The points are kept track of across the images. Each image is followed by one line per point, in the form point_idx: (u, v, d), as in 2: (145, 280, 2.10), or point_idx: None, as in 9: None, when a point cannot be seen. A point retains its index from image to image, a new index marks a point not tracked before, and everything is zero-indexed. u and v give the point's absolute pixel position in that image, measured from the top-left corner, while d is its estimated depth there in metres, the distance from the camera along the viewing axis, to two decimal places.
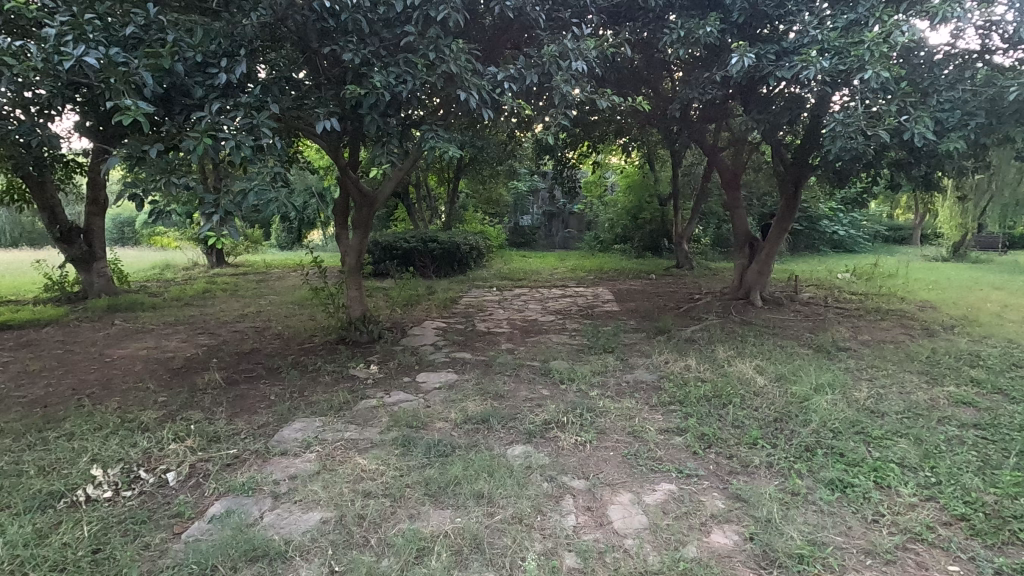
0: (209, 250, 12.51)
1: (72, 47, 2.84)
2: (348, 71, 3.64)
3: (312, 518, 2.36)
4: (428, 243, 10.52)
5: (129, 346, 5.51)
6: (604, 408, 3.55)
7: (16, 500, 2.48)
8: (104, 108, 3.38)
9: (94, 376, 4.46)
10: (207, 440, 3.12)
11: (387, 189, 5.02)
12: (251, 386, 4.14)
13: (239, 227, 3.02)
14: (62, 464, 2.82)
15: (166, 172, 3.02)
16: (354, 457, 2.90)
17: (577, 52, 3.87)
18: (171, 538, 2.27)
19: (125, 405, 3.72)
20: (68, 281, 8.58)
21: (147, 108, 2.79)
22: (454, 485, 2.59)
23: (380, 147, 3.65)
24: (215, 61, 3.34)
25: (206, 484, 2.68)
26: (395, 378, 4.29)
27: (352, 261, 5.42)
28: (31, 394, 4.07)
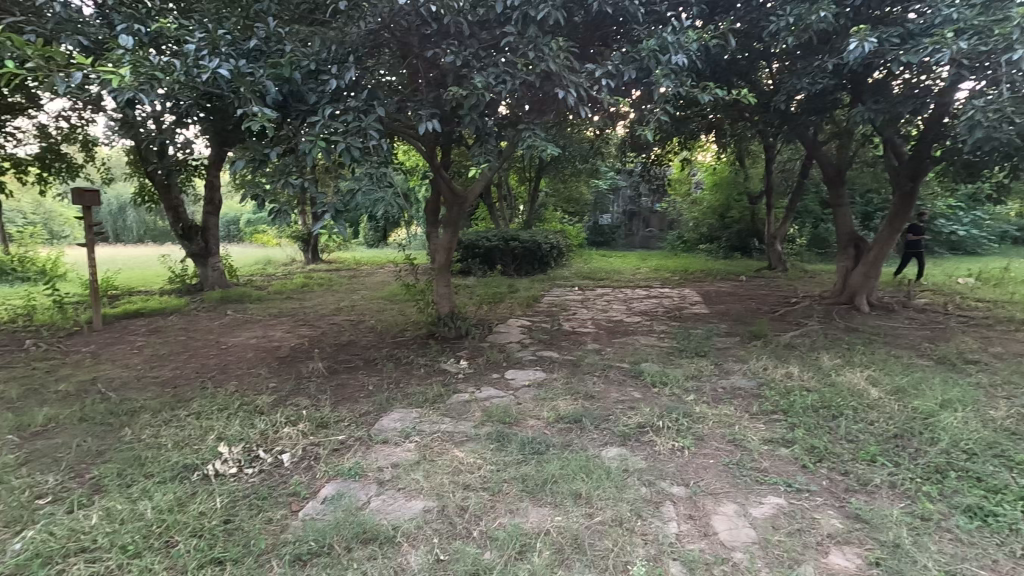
0: (305, 246, 13.34)
1: (208, 61, 3.15)
2: (448, 74, 3.74)
3: (416, 506, 2.44)
4: (510, 242, 10.64)
5: (242, 335, 5.98)
6: (702, 414, 3.42)
7: (159, 469, 2.77)
8: (230, 116, 3.70)
9: (214, 361, 4.89)
10: (316, 425, 3.33)
11: (478, 189, 5.10)
12: (351, 376, 4.38)
13: (347, 225, 3.13)
14: (194, 440, 3.11)
15: (284, 174, 3.24)
16: (452, 450, 2.97)
17: (678, 45, 3.74)
18: (289, 515, 2.43)
19: (242, 389, 4.04)
20: (188, 273, 9.46)
21: (272, 114, 3.01)
22: (551, 483, 2.58)
23: (479, 147, 3.76)
24: (326, 68, 3.52)
25: (317, 466, 2.86)
26: (485, 374, 4.36)
27: (442, 259, 5.55)
28: (163, 375, 4.52)
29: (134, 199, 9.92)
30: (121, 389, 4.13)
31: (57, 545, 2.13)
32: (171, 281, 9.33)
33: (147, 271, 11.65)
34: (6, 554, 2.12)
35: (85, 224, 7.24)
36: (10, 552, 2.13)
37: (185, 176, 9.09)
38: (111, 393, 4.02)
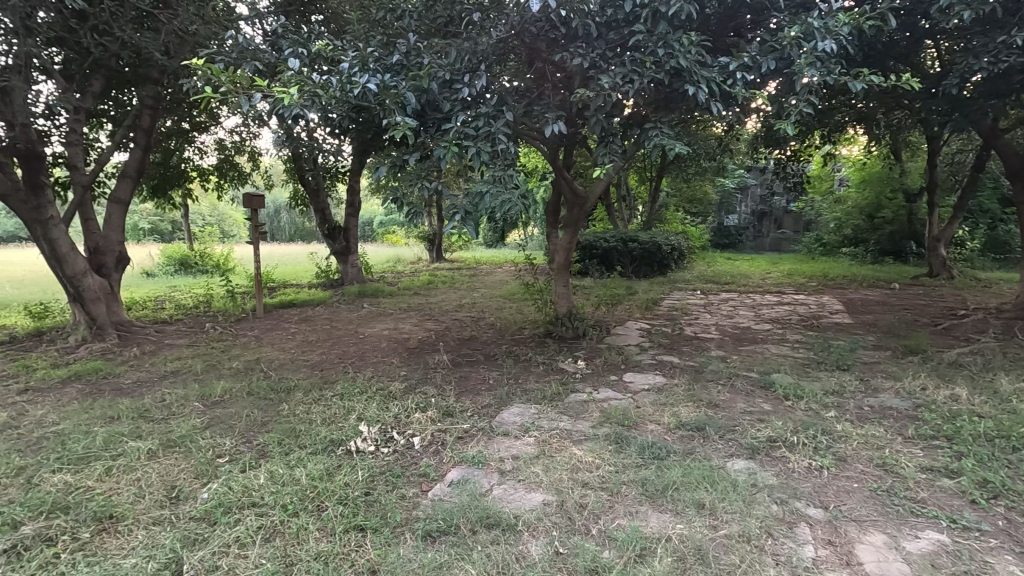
0: (431, 245, 14.17)
1: (360, 76, 3.50)
2: (574, 77, 3.78)
3: (535, 498, 2.51)
4: (628, 243, 10.46)
5: (376, 326, 6.53)
6: (844, 433, 3.12)
7: (312, 441, 3.13)
8: (375, 127, 4.07)
9: (353, 349, 5.40)
10: (443, 413, 3.54)
11: (599, 190, 5.07)
12: (473, 369, 4.60)
13: (476, 225, 3.31)
14: (338, 418, 3.47)
15: (420, 177, 3.52)
16: (570, 447, 3.01)
17: (825, 30, 3.44)
18: (420, 494, 2.62)
19: (378, 375, 4.42)
20: (331, 269, 10.49)
21: (413, 123, 3.27)
22: (672, 490, 2.52)
23: (604, 148, 3.75)
24: (459, 77, 3.72)
25: (444, 451, 3.05)
26: (603, 375, 4.35)
27: (561, 259, 5.60)
28: (313, 359, 5.09)
29: (289, 203, 11.20)
30: (280, 369, 4.72)
31: (234, 497, 2.50)
32: (318, 276, 10.40)
33: (298, 266, 13.09)
34: (196, 500, 2.53)
35: (252, 225, 8.32)
36: (199, 499, 2.53)
37: (330, 182, 10.08)
38: (272, 372, 4.60)
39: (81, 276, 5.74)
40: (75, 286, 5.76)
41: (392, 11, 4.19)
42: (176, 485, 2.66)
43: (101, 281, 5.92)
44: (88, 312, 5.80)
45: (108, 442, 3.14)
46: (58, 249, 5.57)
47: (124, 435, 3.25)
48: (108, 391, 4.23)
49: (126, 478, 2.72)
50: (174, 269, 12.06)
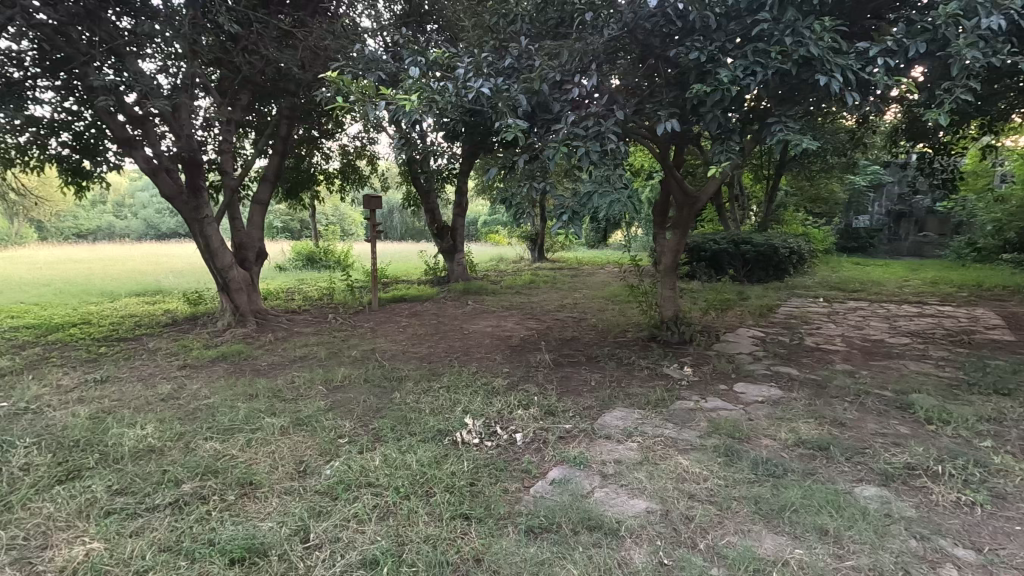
0: (533, 245, 14.33)
1: (474, 81, 3.62)
2: (690, 72, 3.63)
3: (639, 505, 2.45)
4: (741, 246, 9.85)
5: (480, 323, 6.74)
6: (1004, 467, 2.71)
7: (421, 429, 3.31)
8: (486, 129, 4.19)
9: (459, 344, 5.61)
10: (545, 411, 3.58)
11: (713, 189, 4.82)
12: (575, 369, 4.59)
13: (583, 225, 3.30)
14: (445, 409, 3.63)
15: (529, 178, 3.57)
16: (676, 456, 2.91)
17: (992, 4, 3.00)
18: (523, 489, 2.67)
19: (482, 370, 4.57)
20: (439, 267, 10.96)
21: (524, 124, 3.32)
22: (790, 512, 2.34)
23: (720, 145, 3.57)
24: (570, 78, 3.73)
25: (546, 449, 3.08)
26: (712, 384, 4.14)
27: (668, 261, 5.40)
28: (422, 351, 5.37)
29: (402, 203, 11.87)
30: (392, 359, 5.03)
31: (353, 476, 2.70)
32: (426, 273, 10.92)
33: (408, 263, 13.82)
34: (321, 475, 2.77)
35: (370, 224, 8.92)
36: (323, 475, 2.77)
37: (440, 183, 10.53)
38: (386, 362, 4.92)
39: (228, 269, 6.48)
40: (224, 278, 6.50)
41: (505, 16, 4.30)
42: (304, 460, 2.93)
43: (243, 274, 6.66)
44: (233, 301, 6.54)
45: (248, 417, 3.53)
46: (211, 245, 6.34)
47: (261, 411, 3.64)
48: (249, 370, 4.77)
49: (263, 450, 3.04)
50: (301, 264, 13.26)
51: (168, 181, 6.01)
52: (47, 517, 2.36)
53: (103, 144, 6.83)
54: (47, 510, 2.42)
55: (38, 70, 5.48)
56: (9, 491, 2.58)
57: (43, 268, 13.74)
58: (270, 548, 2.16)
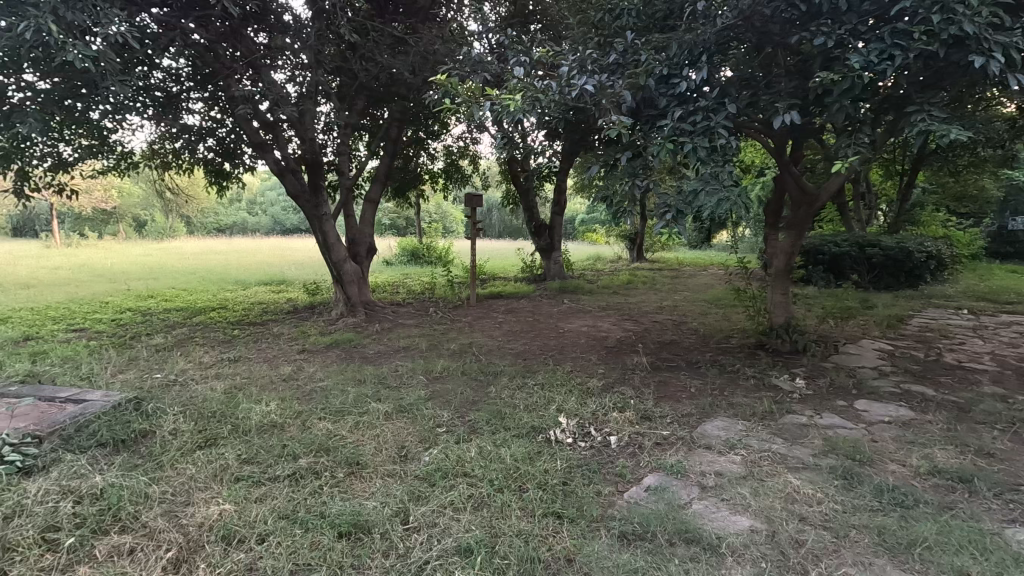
0: (632, 244, 13.98)
1: (578, 78, 3.59)
2: (814, 59, 3.34)
3: (742, 522, 2.31)
4: (866, 249, 8.94)
5: (575, 322, 6.70)
6: None
7: (516, 424, 3.35)
8: (588, 127, 4.15)
9: (554, 342, 5.62)
10: (642, 416, 3.48)
11: (835, 186, 4.40)
12: (674, 374, 4.42)
13: (688, 225, 3.16)
14: (539, 406, 3.65)
15: (631, 176, 3.47)
16: (785, 473, 2.70)
17: None
18: (616, 493, 2.61)
19: (577, 370, 4.54)
20: (536, 265, 11.03)
21: (629, 121, 3.23)
22: (922, 549, 2.09)
23: (847, 139, 3.25)
24: (678, 71, 3.57)
25: (641, 454, 3.00)
26: (828, 399, 3.80)
27: (781, 263, 5.02)
28: (517, 347, 5.44)
29: (501, 202, 12.11)
30: (489, 354, 5.15)
31: (450, 465, 2.80)
32: (523, 271, 11.06)
33: (506, 261, 14.05)
34: (421, 461, 2.90)
35: (470, 222, 9.17)
36: (422, 461, 2.90)
37: (540, 182, 10.59)
38: (482, 356, 5.04)
39: (342, 262, 6.97)
40: (338, 270, 7.00)
41: (610, 11, 4.22)
42: (405, 445, 3.09)
43: (355, 267, 7.14)
44: (346, 292, 7.03)
45: (357, 401, 3.78)
46: (328, 240, 6.87)
47: (368, 396, 3.89)
48: (359, 357, 5.12)
49: (369, 433, 3.25)
50: (406, 259, 13.98)
51: (293, 181, 6.59)
52: (189, 478, 2.68)
53: (240, 147, 7.62)
54: (189, 471, 2.74)
55: (191, 84, 6.21)
56: (161, 451, 2.97)
57: (191, 258, 15.69)
58: (374, 526, 2.30)
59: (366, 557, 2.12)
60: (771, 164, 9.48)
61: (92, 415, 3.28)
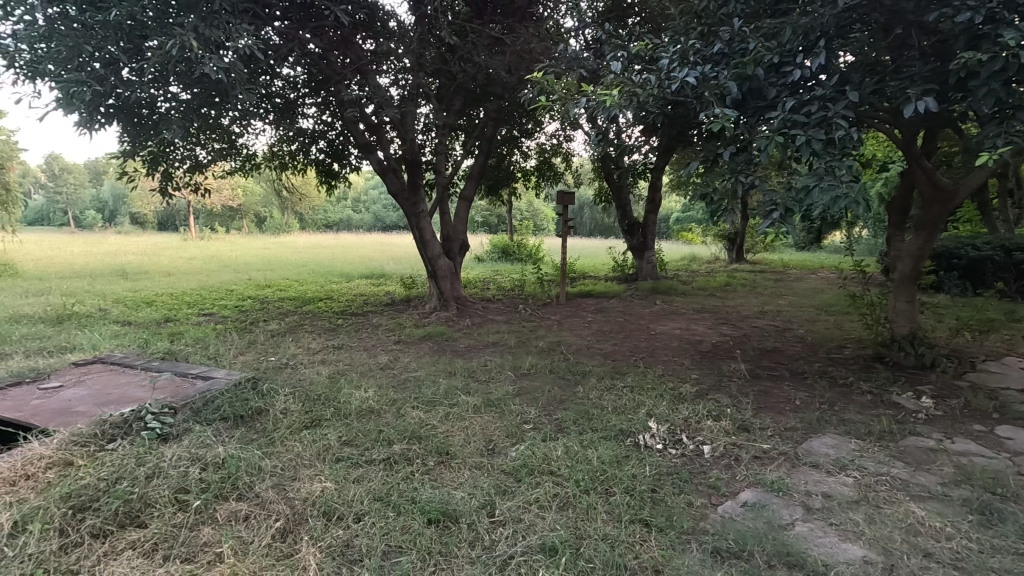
0: (731, 244, 13.25)
1: (678, 71, 3.44)
2: (956, 39, 2.96)
3: (853, 551, 2.10)
4: (1014, 253, 7.84)
5: (668, 324, 6.46)
6: None
7: (603, 426, 3.29)
8: (689, 121, 3.96)
9: (644, 344, 5.46)
10: (739, 427, 3.28)
11: (979, 180, 3.87)
12: (776, 384, 4.12)
13: (798, 224, 2.93)
14: (628, 410, 3.55)
15: (733, 171, 3.27)
16: (906, 502, 2.43)
17: None
18: (709, 506, 2.48)
19: (669, 374, 4.37)
20: (627, 264, 10.78)
21: (734, 114, 3.04)
22: None
23: (996, 127, 2.83)
24: (791, 59, 3.31)
25: (737, 467, 2.82)
26: (961, 422, 3.36)
27: (906, 268, 4.51)
28: (606, 348, 5.34)
29: (593, 200, 11.96)
30: (577, 353, 5.10)
31: (537, 462, 2.80)
32: (614, 270, 10.85)
33: (596, 260, 13.84)
34: (507, 456, 2.93)
35: (562, 219, 9.13)
36: (509, 456, 2.93)
37: (634, 179, 10.32)
38: (570, 355, 5.01)
39: (436, 258, 7.22)
40: (433, 266, 7.26)
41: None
42: (493, 439, 3.14)
43: (448, 263, 7.36)
44: (439, 287, 7.26)
45: (448, 392, 3.90)
46: (424, 236, 7.14)
47: (458, 388, 4.00)
48: (449, 350, 5.28)
49: (458, 425, 3.33)
50: (497, 256, 14.23)
51: (394, 180, 6.93)
52: (297, 455, 2.91)
53: (347, 148, 8.12)
54: (296, 448, 2.97)
55: (306, 90, 6.71)
56: (273, 428, 3.24)
57: (303, 252, 17.07)
58: (461, 515, 2.36)
59: (452, 545, 2.17)
60: (897, 158, 8.56)
61: (217, 391, 3.65)
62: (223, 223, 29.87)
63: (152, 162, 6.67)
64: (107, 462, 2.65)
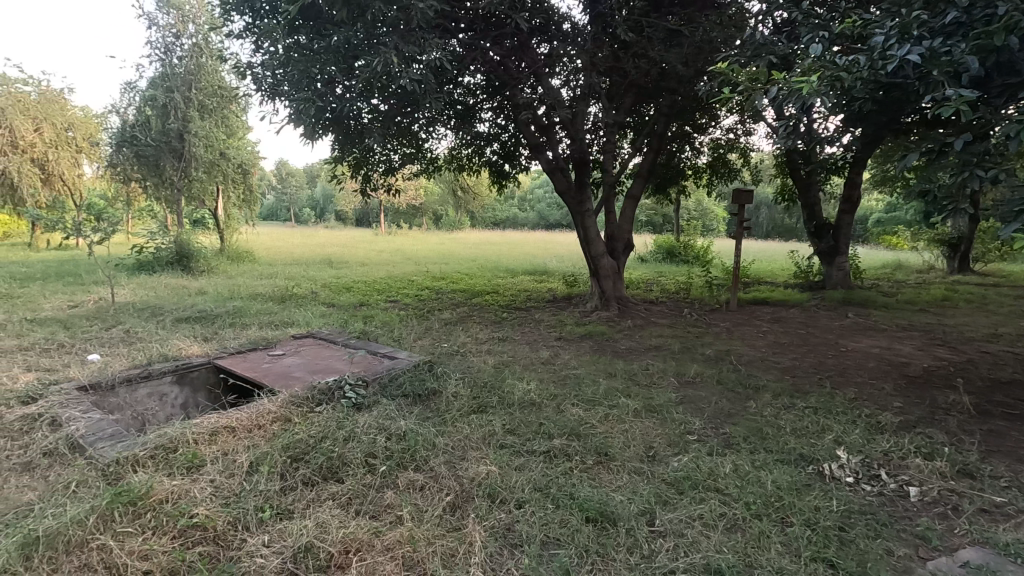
0: (953, 251, 11.08)
1: (897, 48, 2.94)
2: None
3: None
4: None
5: (863, 341, 5.63)
6: None
7: (779, 448, 2.99)
8: (906, 105, 3.37)
9: (832, 362, 4.83)
10: (958, 471, 2.73)
11: None
12: (1014, 426, 3.35)
13: None
14: (811, 433, 3.17)
15: (967, 164, 2.72)
16: None
17: None
18: (915, 558, 2.11)
19: (864, 398, 3.80)
20: (813, 271, 9.62)
21: (973, 95, 2.53)
22: None
23: None
24: None
25: (955, 519, 2.36)
26: None
27: None
28: (784, 362, 4.83)
29: (774, 198, 10.89)
30: (749, 365, 4.70)
31: (702, 477, 2.65)
32: (796, 276, 9.75)
33: (775, 264, 12.56)
34: (669, 466, 2.81)
35: (737, 219, 8.45)
36: (671, 466, 2.81)
37: (826, 175, 9.15)
38: (742, 366, 4.63)
39: (600, 257, 7.19)
40: (596, 265, 7.24)
41: None
42: (653, 446, 3.04)
43: (612, 263, 7.29)
44: (601, 286, 7.23)
45: (608, 393, 3.87)
46: (588, 235, 7.16)
47: (619, 390, 3.95)
48: (610, 351, 5.24)
49: (618, 426, 3.29)
50: (662, 257, 13.72)
51: (561, 179, 7.06)
52: (466, 436, 3.12)
53: (519, 150, 8.47)
54: (465, 431, 3.19)
55: (484, 95, 7.12)
56: (446, 409, 3.52)
57: (473, 248, 18.28)
58: (619, 519, 2.32)
59: (610, 548, 2.15)
60: None
61: (400, 370, 4.08)
62: (407, 220, 33.26)
63: (356, 167, 7.66)
64: (315, 422, 3.11)
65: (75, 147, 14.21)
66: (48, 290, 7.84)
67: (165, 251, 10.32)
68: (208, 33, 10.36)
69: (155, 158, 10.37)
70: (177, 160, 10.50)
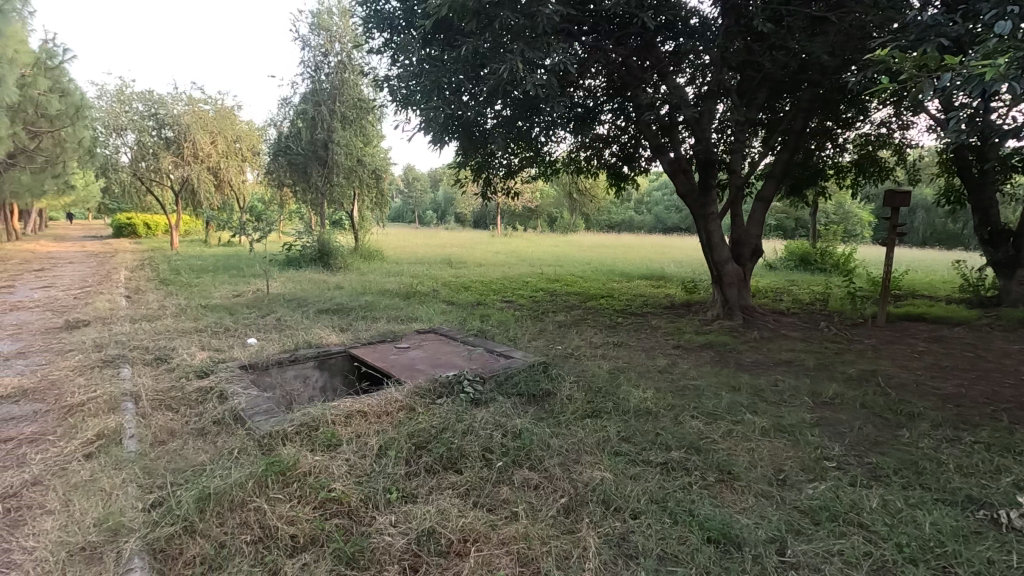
0: None
1: None
2: None
3: None
4: None
5: None
6: None
7: (939, 486, 2.61)
8: None
9: (1011, 391, 4.12)
10: None
11: None
12: None
13: None
14: (982, 474, 2.73)
15: None
16: None
17: None
18: None
19: None
20: (985, 285, 8.29)
21: None
22: None
23: None
24: None
25: None
26: None
27: None
28: (946, 388, 4.21)
29: (937, 200, 9.54)
30: (900, 388, 4.16)
31: (842, 508, 2.40)
32: (962, 290, 8.47)
33: (934, 276, 11.00)
34: (802, 492, 2.58)
35: (888, 224, 7.53)
36: (805, 493, 2.57)
37: (1006, 172, 7.83)
38: (891, 389, 4.11)
39: (723, 262, 6.79)
40: (719, 271, 6.85)
41: None
42: (784, 469, 2.80)
43: (737, 269, 6.86)
44: (724, 293, 6.83)
45: (731, 408, 3.64)
46: (711, 239, 6.80)
47: (744, 405, 3.69)
48: (733, 363, 4.92)
49: (744, 444, 3.08)
50: (794, 264, 12.62)
51: (683, 180, 6.77)
52: (580, 440, 3.10)
53: (639, 151, 8.26)
54: (579, 434, 3.17)
55: (605, 97, 7.03)
56: (560, 412, 3.53)
57: (586, 250, 18.16)
58: (744, 543, 2.17)
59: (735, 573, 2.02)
60: None
61: (516, 369, 4.17)
62: (522, 222, 33.89)
63: (478, 171, 7.96)
64: (436, 414, 3.28)
65: (241, 157, 16.31)
66: (218, 280, 9.09)
67: (309, 248, 11.50)
68: (351, 51, 11.35)
69: (304, 165, 11.58)
70: (322, 167, 11.65)
